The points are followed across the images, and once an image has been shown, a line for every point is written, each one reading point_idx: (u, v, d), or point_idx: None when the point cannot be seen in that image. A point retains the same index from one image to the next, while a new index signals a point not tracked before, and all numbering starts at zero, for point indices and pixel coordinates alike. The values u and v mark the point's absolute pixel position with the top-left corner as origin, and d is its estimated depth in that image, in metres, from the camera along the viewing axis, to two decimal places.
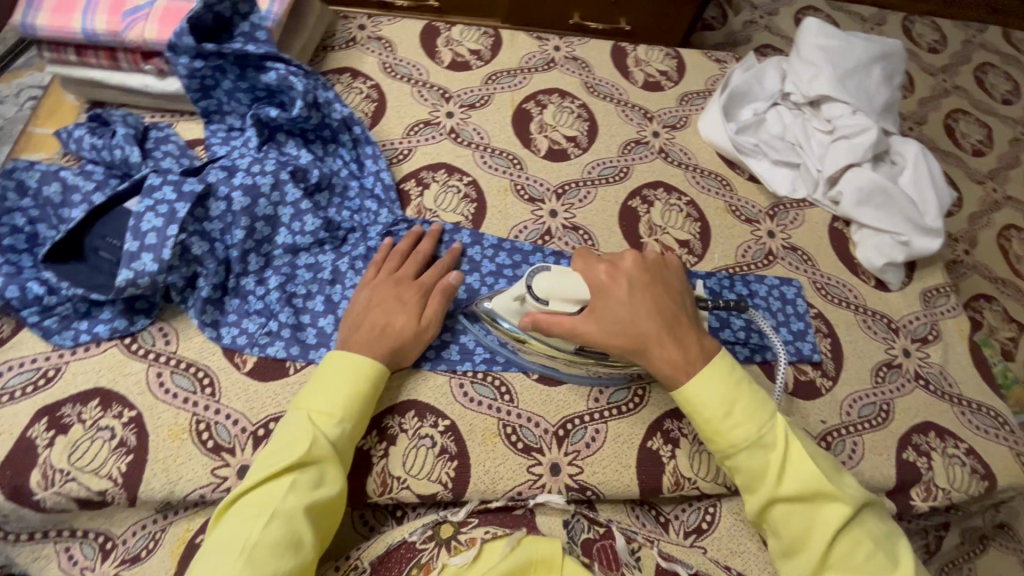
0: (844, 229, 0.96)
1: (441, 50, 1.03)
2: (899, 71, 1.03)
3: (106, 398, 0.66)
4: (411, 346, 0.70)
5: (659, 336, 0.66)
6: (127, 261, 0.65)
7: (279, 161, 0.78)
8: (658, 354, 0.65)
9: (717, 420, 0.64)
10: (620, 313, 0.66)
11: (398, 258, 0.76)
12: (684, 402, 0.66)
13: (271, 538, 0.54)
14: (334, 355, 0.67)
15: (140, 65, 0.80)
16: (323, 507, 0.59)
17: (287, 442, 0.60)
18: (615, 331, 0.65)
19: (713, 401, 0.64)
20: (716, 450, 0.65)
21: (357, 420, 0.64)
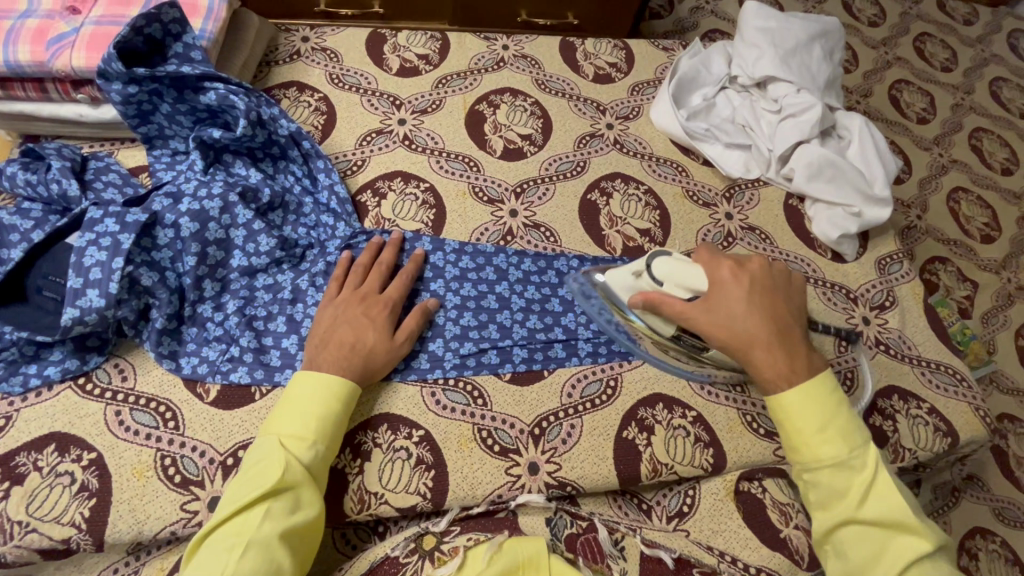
0: (799, 205, 0.99)
1: (389, 57, 1.02)
2: (838, 49, 1.06)
3: (63, 442, 0.64)
4: (384, 366, 0.70)
5: (767, 345, 0.67)
6: (72, 299, 0.63)
7: (227, 182, 0.77)
8: (761, 360, 0.67)
9: (806, 431, 0.63)
10: (736, 313, 0.68)
11: (360, 274, 0.75)
12: (775, 410, 0.66)
13: (247, 571, 0.52)
14: (300, 377, 0.65)
15: (71, 94, 0.77)
16: (301, 531, 0.58)
17: (258, 470, 0.58)
18: (724, 326, 0.68)
19: (809, 414, 0.64)
20: (798, 461, 0.64)
21: (329, 440, 0.63)
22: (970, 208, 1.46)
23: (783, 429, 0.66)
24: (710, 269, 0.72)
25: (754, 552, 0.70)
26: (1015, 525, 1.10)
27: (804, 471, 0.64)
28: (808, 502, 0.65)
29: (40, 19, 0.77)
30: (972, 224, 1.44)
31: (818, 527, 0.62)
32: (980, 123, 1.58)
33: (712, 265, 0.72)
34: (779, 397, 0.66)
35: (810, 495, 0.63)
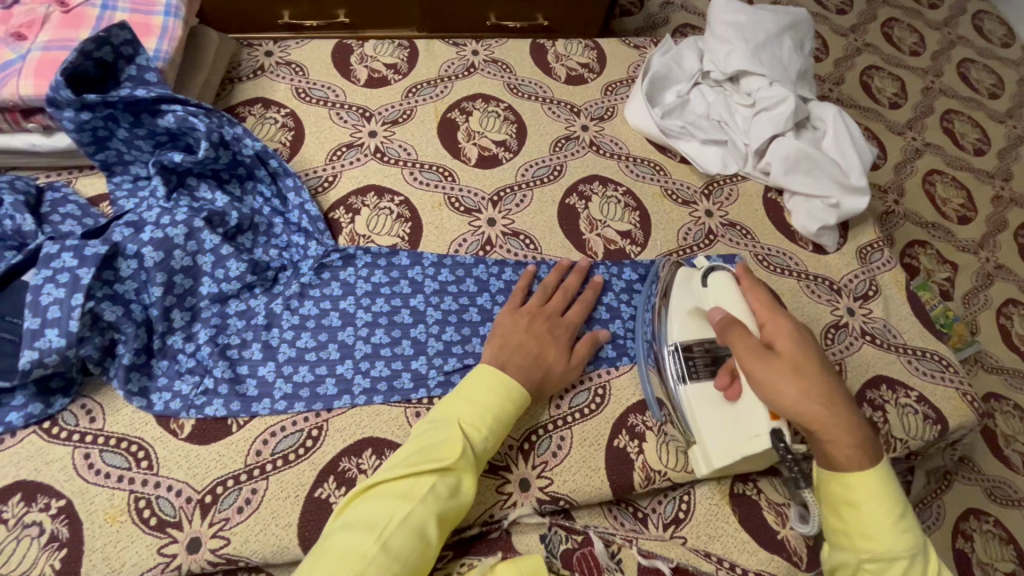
0: (778, 199, 0.98)
1: (356, 68, 1.00)
2: (808, 40, 1.06)
3: (29, 490, 0.61)
4: (557, 380, 0.72)
5: (842, 414, 0.57)
6: (30, 341, 0.60)
7: (192, 208, 0.74)
8: (836, 428, 0.57)
9: (883, 523, 0.54)
10: (804, 368, 0.59)
11: (545, 293, 0.78)
12: (845, 491, 0.56)
13: (403, 535, 0.54)
14: (483, 369, 0.67)
15: (21, 123, 0.74)
16: (452, 515, 0.59)
17: (433, 444, 0.60)
18: (793, 381, 0.59)
19: (885, 500, 0.55)
20: (862, 548, 0.55)
21: (498, 437, 0.64)
22: (945, 190, 1.47)
23: (850, 513, 0.56)
24: (766, 314, 0.65)
25: (752, 556, 0.69)
26: (1006, 503, 1.11)
27: (868, 561, 0.55)
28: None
29: None
30: (949, 206, 1.46)
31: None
32: (950, 105, 1.60)
33: (768, 311, 0.65)
34: (855, 479, 0.55)
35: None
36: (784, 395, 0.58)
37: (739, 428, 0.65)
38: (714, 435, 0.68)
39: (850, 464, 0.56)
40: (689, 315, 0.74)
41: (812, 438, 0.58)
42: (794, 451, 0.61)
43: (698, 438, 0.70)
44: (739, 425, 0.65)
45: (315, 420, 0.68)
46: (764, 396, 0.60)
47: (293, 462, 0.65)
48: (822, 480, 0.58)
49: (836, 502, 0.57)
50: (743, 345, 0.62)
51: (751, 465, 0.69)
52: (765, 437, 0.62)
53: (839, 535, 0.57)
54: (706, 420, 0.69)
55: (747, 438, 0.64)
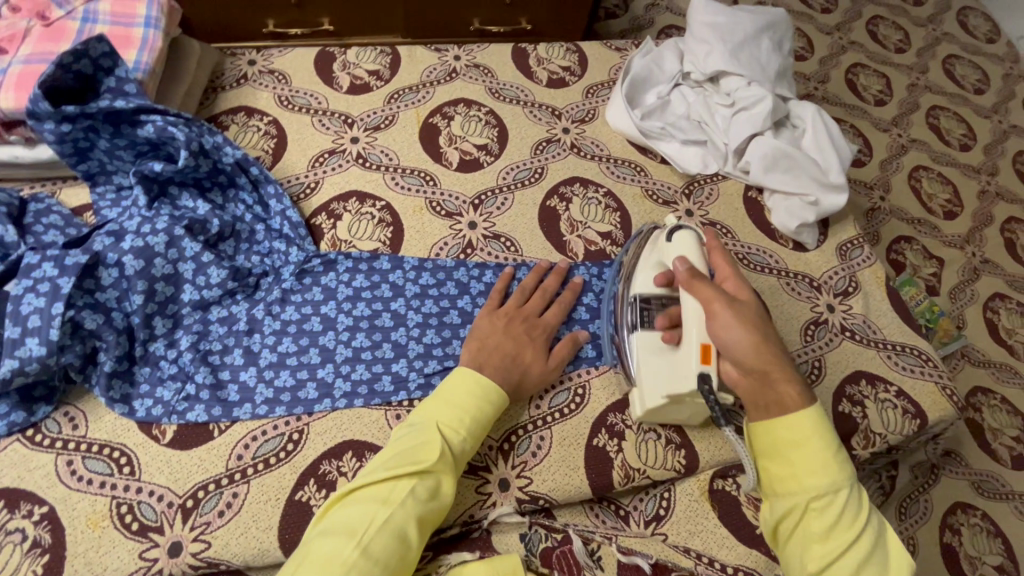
0: (758, 197, 0.99)
1: (338, 75, 1.01)
2: (787, 40, 1.07)
3: (13, 498, 0.61)
4: (534, 381, 0.73)
5: (790, 364, 0.62)
6: (11, 350, 0.61)
7: (173, 216, 0.75)
8: (786, 374, 0.61)
9: (821, 455, 0.57)
10: (759, 320, 0.64)
11: (524, 293, 0.79)
12: (785, 431, 0.59)
13: (381, 541, 0.54)
14: (462, 371, 0.68)
15: (4, 136, 0.75)
16: (431, 519, 0.59)
17: (411, 447, 0.60)
18: (752, 329, 0.63)
19: (818, 438, 0.58)
20: (806, 486, 0.56)
21: (477, 438, 0.65)
22: (931, 185, 1.48)
23: (792, 451, 0.58)
24: (726, 270, 0.69)
25: (731, 551, 0.69)
26: (994, 496, 1.12)
27: (813, 499, 0.56)
28: (798, 536, 0.56)
29: None
30: (935, 201, 1.46)
31: (815, 562, 0.54)
32: (935, 101, 1.61)
33: (728, 269, 0.69)
34: (793, 417, 0.59)
35: (812, 527, 0.55)
36: (738, 336, 0.62)
37: (673, 371, 0.67)
38: (651, 377, 0.70)
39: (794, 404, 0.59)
40: (654, 268, 0.76)
41: (765, 382, 0.61)
42: (717, 396, 0.64)
43: (637, 381, 0.72)
44: (674, 368, 0.68)
45: (296, 424, 0.69)
46: (726, 338, 0.63)
47: (273, 466, 0.66)
48: (763, 427, 0.60)
49: (779, 446, 0.59)
50: (712, 292, 0.65)
51: (680, 411, 0.71)
52: (692, 380, 0.65)
53: (784, 481, 0.58)
54: (645, 363, 0.70)
55: (678, 378, 0.66)
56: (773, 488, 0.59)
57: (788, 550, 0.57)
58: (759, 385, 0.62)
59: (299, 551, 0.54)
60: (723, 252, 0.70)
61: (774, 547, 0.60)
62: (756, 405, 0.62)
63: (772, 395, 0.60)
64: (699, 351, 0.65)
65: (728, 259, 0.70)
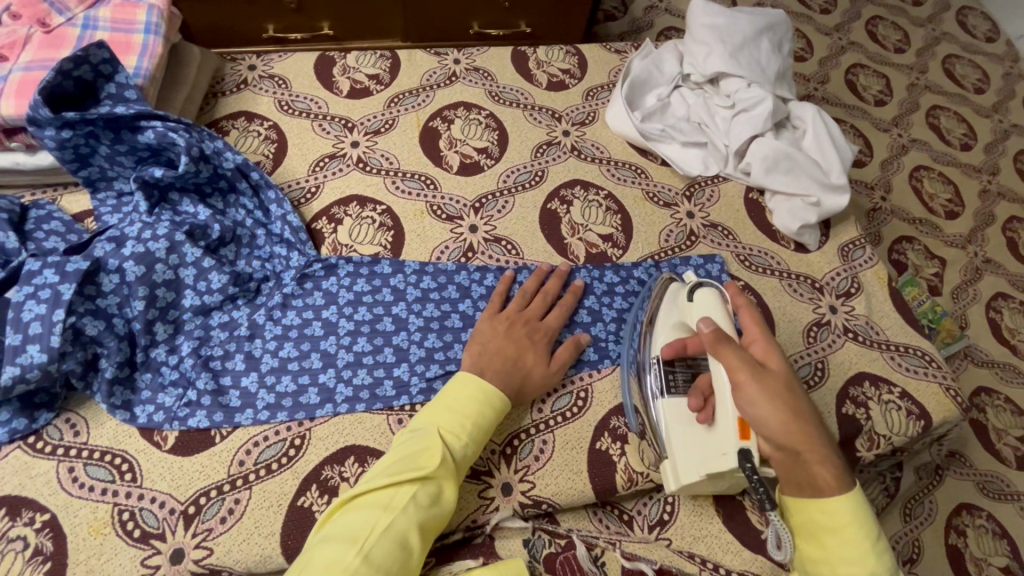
0: (759, 199, 0.99)
1: (338, 80, 1.01)
2: (786, 41, 1.07)
3: (14, 505, 0.61)
4: (536, 384, 0.73)
5: (828, 443, 0.55)
6: (12, 357, 0.61)
7: (174, 222, 0.75)
8: (822, 455, 0.54)
9: (861, 545, 0.52)
10: (790, 391, 0.58)
11: (525, 297, 0.79)
12: (821, 515, 0.54)
13: (382, 550, 0.53)
14: (463, 376, 0.67)
15: (4, 142, 0.75)
16: (433, 525, 0.59)
17: (413, 453, 0.60)
18: (782, 403, 0.56)
19: (857, 523, 0.53)
20: (843, 575, 0.52)
21: (479, 443, 0.65)
22: (932, 185, 1.48)
23: (829, 539, 0.53)
24: (754, 332, 0.63)
25: (736, 556, 0.69)
26: (998, 497, 1.11)
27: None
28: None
29: None
30: (936, 201, 1.46)
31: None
32: (936, 101, 1.61)
33: (757, 331, 0.63)
34: (831, 502, 0.53)
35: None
36: (770, 411, 0.56)
37: (708, 447, 0.65)
38: (685, 453, 0.67)
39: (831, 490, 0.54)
40: (675, 329, 0.73)
41: (799, 463, 0.55)
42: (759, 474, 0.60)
43: (669, 452, 0.69)
44: (709, 444, 0.65)
45: (298, 429, 0.69)
46: (755, 413, 0.57)
47: (275, 472, 0.66)
48: (797, 507, 0.56)
49: (815, 529, 0.54)
50: (738, 360, 0.59)
51: (719, 485, 0.68)
52: (731, 457, 0.62)
53: (820, 563, 0.54)
54: (677, 439, 0.68)
55: (716, 455, 0.63)
56: (808, 565, 0.56)
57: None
58: (793, 465, 0.55)
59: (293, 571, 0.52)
60: (751, 310, 0.65)
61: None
62: (791, 485, 0.56)
63: (806, 477, 0.55)
64: (736, 427, 0.61)
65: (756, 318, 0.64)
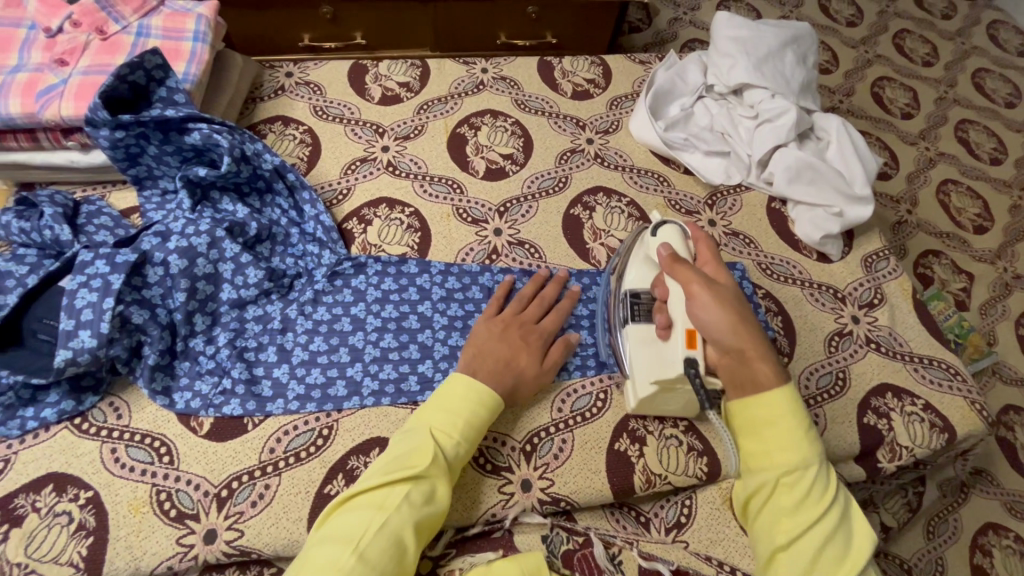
0: (782, 208, 0.99)
1: (370, 87, 1.05)
2: (811, 52, 1.08)
3: (60, 482, 0.65)
4: (529, 384, 0.73)
5: (765, 344, 0.64)
6: (65, 341, 0.64)
7: (214, 219, 0.79)
8: (761, 352, 0.63)
9: (793, 434, 0.60)
10: (735, 300, 0.67)
11: (523, 300, 0.80)
12: (758, 411, 0.61)
13: (377, 548, 0.55)
14: (457, 377, 0.68)
15: (62, 142, 0.80)
16: (428, 524, 0.60)
17: (405, 454, 0.61)
18: (730, 310, 0.65)
19: (789, 421, 0.60)
20: (778, 462, 0.59)
21: (471, 442, 0.66)
22: (960, 199, 1.46)
23: (765, 429, 0.61)
24: (708, 257, 0.72)
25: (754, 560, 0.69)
26: None
27: (784, 475, 0.59)
28: (770, 510, 0.59)
29: (30, 72, 0.79)
30: (964, 215, 1.44)
31: (786, 534, 0.56)
32: (965, 115, 1.59)
33: (709, 255, 0.72)
34: (769, 395, 0.61)
35: (782, 501, 0.58)
36: (716, 314, 0.65)
37: (659, 357, 0.69)
38: (642, 367, 0.70)
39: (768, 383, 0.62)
40: (643, 263, 0.76)
41: (742, 361, 0.64)
42: (704, 381, 0.66)
43: (628, 372, 0.73)
44: (662, 355, 0.69)
45: (326, 420, 0.72)
46: (706, 317, 0.65)
47: (303, 460, 0.68)
48: (739, 405, 0.63)
49: (754, 424, 0.62)
50: (693, 275, 0.68)
51: (672, 402, 0.72)
52: (679, 364, 0.67)
53: (757, 458, 0.61)
54: (636, 355, 0.71)
55: (667, 366, 0.68)
56: (749, 464, 0.62)
57: (759, 524, 0.60)
58: (736, 364, 0.64)
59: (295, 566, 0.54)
60: (708, 241, 0.74)
61: (746, 519, 0.63)
62: (734, 385, 0.64)
63: (748, 374, 0.63)
64: (685, 336, 0.67)
65: (711, 246, 0.73)
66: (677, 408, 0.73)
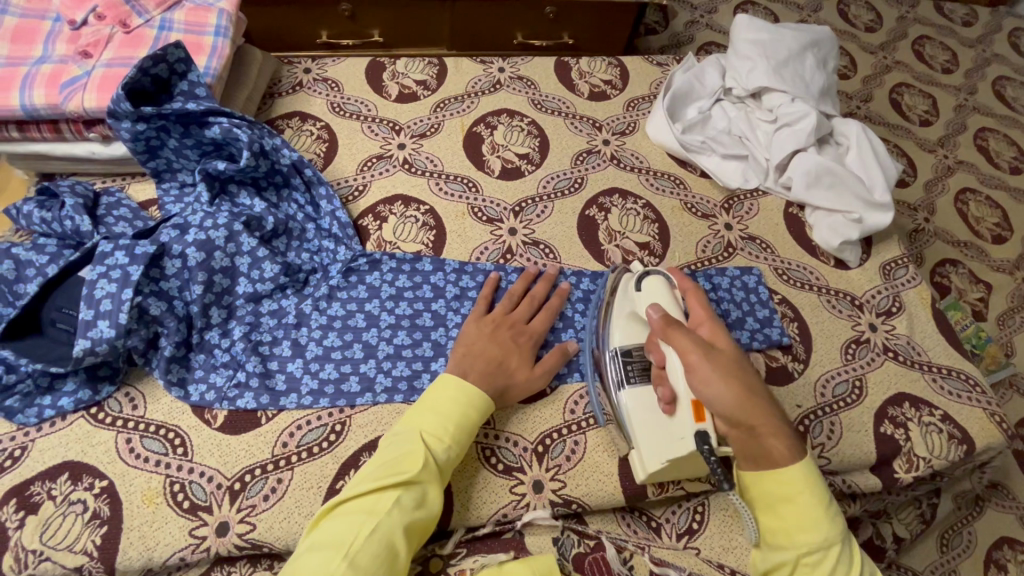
0: (799, 214, 0.98)
1: (388, 84, 1.05)
2: (831, 56, 1.07)
3: (76, 470, 0.65)
4: (518, 387, 0.73)
5: (778, 415, 0.57)
6: (83, 331, 0.65)
7: (232, 213, 0.79)
8: (774, 426, 0.56)
9: (814, 512, 0.54)
10: (739, 368, 0.60)
11: (513, 299, 0.80)
12: (776, 485, 0.55)
13: (370, 553, 0.53)
14: (446, 378, 0.68)
15: (84, 133, 0.80)
16: (418, 529, 0.59)
17: (396, 458, 0.60)
18: (734, 381, 0.58)
19: (810, 497, 0.54)
20: (798, 542, 0.54)
21: (461, 446, 0.65)
22: (979, 208, 1.44)
23: (784, 507, 0.55)
24: (701, 315, 0.66)
25: None
26: None
27: (806, 555, 0.53)
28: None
29: (55, 64, 0.80)
30: (983, 224, 1.42)
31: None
32: (985, 123, 1.57)
33: (702, 313, 0.66)
34: (786, 471, 0.55)
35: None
36: (722, 390, 0.58)
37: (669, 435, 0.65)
38: (649, 444, 0.68)
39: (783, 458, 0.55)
40: (627, 319, 0.76)
41: (753, 437, 0.57)
42: (716, 452, 0.60)
43: (636, 444, 0.70)
44: (670, 432, 0.66)
45: (339, 415, 0.72)
46: (708, 391, 0.59)
47: (316, 455, 0.69)
48: (753, 479, 0.57)
49: (770, 498, 0.56)
50: (688, 342, 0.61)
51: (686, 469, 0.68)
52: (689, 440, 0.63)
53: (776, 534, 0.56)
54: (640, 428, 0.70)
55: (675, 442, 0.65)
56: (767, 538, 0.57)
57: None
58: (747, 439, 0.57)
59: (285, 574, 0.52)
60: (697, 295, 0.68)
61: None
62: (748, 459, 0.57)
63: (761, 449, 0.56)
64: (691, 408, 0.63)
65: (701, 298, 0.68)
66: (692, 472, 0.70)
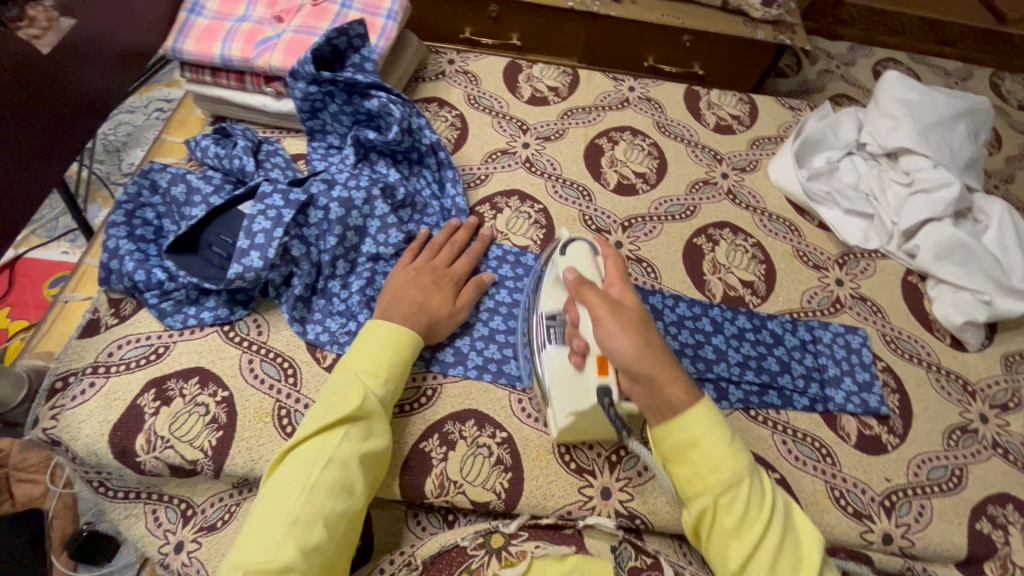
0: (919, 284, 0.94)
1: (522, 86, 1.11)
2: (983, 131, 1.03)
3: (204, 377, 0.73)
4: (444, 322, 0.76)
5: (676, 364, 0.62)
6: (239, 257, 0.73)
7: (371, 178, 0.86)
8: (670, 375, 0.60)
9: (721, 451, 0.58)
10: (642, 324, 0.63)
11: (433, 249, 0.82)
12: (681, 433, 0.59)
13: (327, 485, 0.58)
14: (374, 324, 0.71)
15: (262, 87, 0.91)
16: (372, 458, 0.63)
17: (336, 398, 0.63)
18: (635, 334, 0.61)
19: (712, 438, 0.59)
20: (712, 484, 0.58)
21: (397, 381, 0.69)
22: None
23: (694, 453, 0.59)
24: (615, 277, 0.68)
25: None
26: None
27: (721, 496, 0.57)
28: (716, 534, 0.58)
29: (253, 23, 0.92)
30: None
31: (735, 560, 0.56)
32: None
33: (617, 276, 0.68)
34: (687, 416, 0.59)
35: (723, 525, 0.57)
36: (623, 345, 0.60)
37: (575, 388, 0.68)
38: (558, 396, 0.69)
39: (683, 403, 0.60)
40: (553, 285, 0.74)
41: (653, 387, 0.60)
42: (617, 409, 0.65)
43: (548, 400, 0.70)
44: (576, 385, 0.68)
45: (432, 381, 0.76)
46: (613, 344, 0.61)
47: (406, 412, 0.74)
48: (662, 432, 0.60)
49: (680, 449, 0.60)
50: (598, 298, 0.64)
51: (591, 429, 0.71)
52: (592, 394, 0.66)
53: (691, 484, 0.59)
54: (554, 385, 0.69)
55: (580, 395, 0.67)
56: (685, 491, 0.60)
57: (710, 548, 0.59)
58: (648, 391, 0.61)
59: (256, 515, 0.56)
60: (615, 259, 0.70)
61: (698, 543, 0.62)
62: (652, 409, 0.62)
63: (662, 398, 0.60)
64: (596, 363, 0.66)
65: (619, 263, 0.69)
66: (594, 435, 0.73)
